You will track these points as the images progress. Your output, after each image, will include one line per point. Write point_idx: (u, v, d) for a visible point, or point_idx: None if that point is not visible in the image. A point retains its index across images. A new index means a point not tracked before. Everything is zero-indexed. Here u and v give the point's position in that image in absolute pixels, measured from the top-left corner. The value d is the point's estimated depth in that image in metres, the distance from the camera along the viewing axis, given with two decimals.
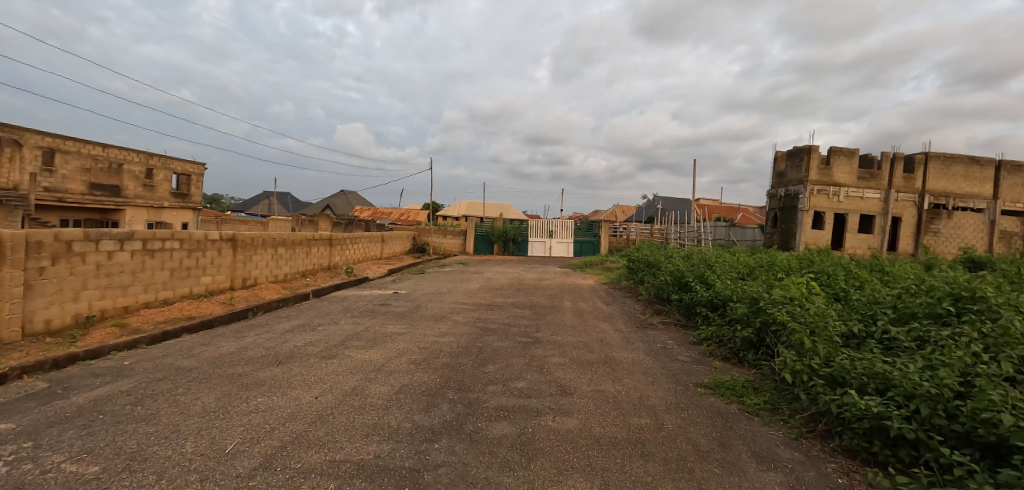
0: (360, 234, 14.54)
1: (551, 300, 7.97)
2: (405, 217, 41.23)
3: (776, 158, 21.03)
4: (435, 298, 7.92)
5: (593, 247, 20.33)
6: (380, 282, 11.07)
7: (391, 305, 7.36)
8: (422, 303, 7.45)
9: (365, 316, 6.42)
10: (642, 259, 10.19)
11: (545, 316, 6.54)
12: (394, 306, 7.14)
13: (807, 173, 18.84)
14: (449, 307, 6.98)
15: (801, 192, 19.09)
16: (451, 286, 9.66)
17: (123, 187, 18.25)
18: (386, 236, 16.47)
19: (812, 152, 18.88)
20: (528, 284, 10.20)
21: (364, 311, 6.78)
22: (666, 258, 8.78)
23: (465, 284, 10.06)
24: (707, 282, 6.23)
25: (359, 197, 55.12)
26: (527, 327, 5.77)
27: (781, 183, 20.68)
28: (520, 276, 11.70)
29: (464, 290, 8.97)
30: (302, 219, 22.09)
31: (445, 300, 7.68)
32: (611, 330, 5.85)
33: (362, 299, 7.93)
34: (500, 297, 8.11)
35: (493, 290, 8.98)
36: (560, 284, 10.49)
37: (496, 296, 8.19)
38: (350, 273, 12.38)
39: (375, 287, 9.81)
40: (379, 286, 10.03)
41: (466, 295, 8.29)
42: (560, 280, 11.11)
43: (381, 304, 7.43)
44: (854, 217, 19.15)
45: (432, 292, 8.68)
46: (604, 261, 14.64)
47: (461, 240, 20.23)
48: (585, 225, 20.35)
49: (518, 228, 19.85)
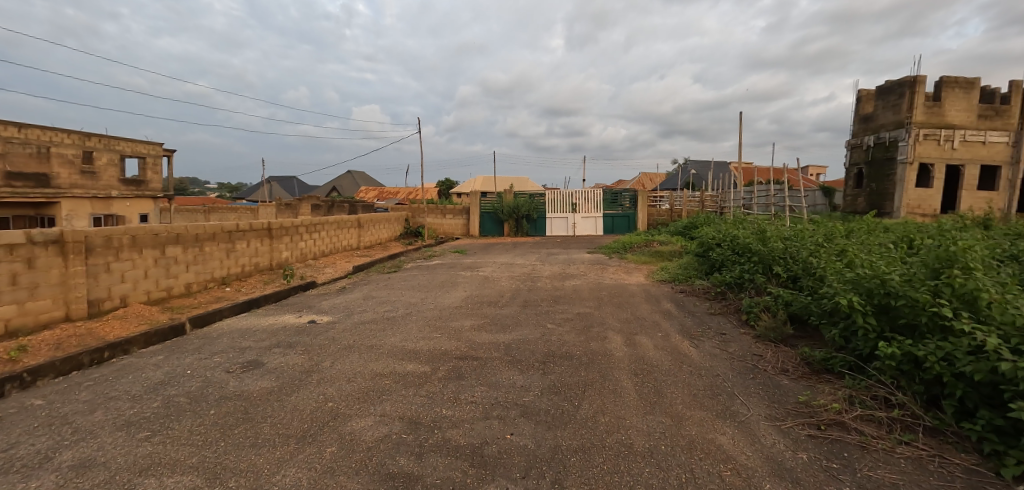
0: (320, 220, 10.84)
1: (583, 334, 4.11)
2: (412, 196, 37.54)
3: (860, 98, 16.13)
4: (359, 339, 4.17)
5: (627, 223, 16.10)
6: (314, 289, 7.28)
7: (254, 365, 3.63)
8: (318, 359, 3.67)
9: (140, 426, 2.71)
10: (728, 242, 6.11)
11: (573, 403, 2.76)
12: (248, 377, 3.38)
13: (913, 113, 13.95)
14: (351, 380, 3.18)
15: (902, 138, 14.19)
16: (410, 299, 5.88)
17: (54, 176, 15.18)
18: (361, 219, 12.81)
19: (916, 85, 13.95)
20: (545, 288, 6.42)
21: (164, 401, 3.06)
22: (792, 246, 4.81)
23: (433, 292, 6.30)
24: (1005, 324, 2.38)
25: (366, 178, 51.96)
26: (522, 481, 2.02)
27: (866, 129, 15.81)
28: (530, 272, 7.77)
29: (427, 311, 5.16)
30: (279, 204, 18.73)
31: (369, 349, 3.89)
32: (766, 476, 2.06)
33: (221, 347, 4.26)
34: (484, 331, 4.30)
35: (479, 310, 5.14)
36: (594, 286, 6.50)
37: (478, 329, 4.38)
38: (290, 274, 8.66)
39: (291, 304, 6.11)
40: (296, 300, 6.31)
41: (420, 328, 4.47)
42: (590, 278, 7.14)
43: (239, 363, 3.71)
44: (972, 170, 14.37)
45: (365, 320, 4.90)
46: (649, 242, 10.48)
47: (464, 220, 16.48)
48: (609, 196, 16.06)
49: (532, 202, 16.00)
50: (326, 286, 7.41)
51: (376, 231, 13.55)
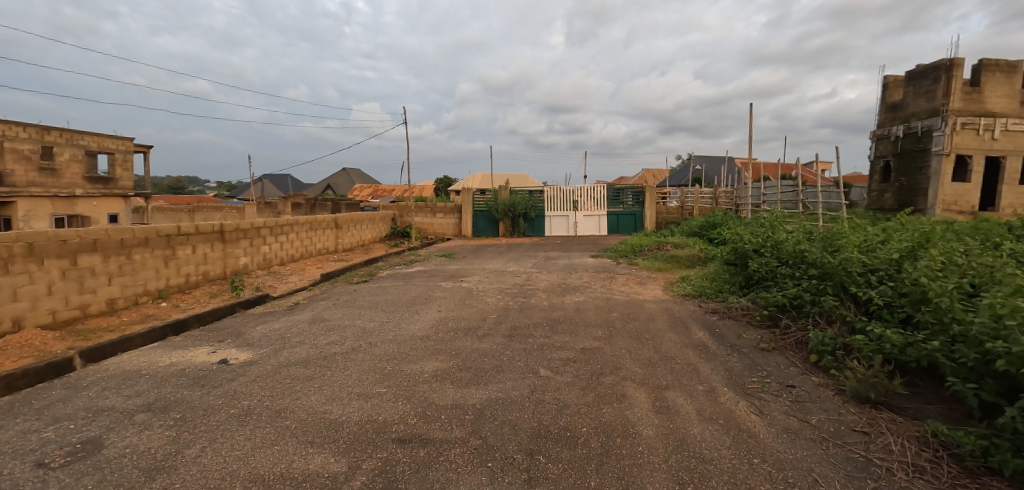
0: (286, 221, 9.54)
1: (590, 391, 2.82)
2: (407, 193, 36.28)
3: (888, 85, 14.76)
4: (265, 400, 2.89)
5: (633, 221, 14.77)
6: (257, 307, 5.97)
7: (85, 454, 2.39)
8: (183, 443, 2.41)
9: None
10: (777, 250, 4.81)
11: None
12: (59, 480, 2.14)
13: (950, 99, 12.55)
14: None
15: (937, 127, 12.75)
16: (364, 324, 4.59)
17: (7, 173, 13.86)
18: (339, 219, 11.52)
19: (954, 68, 12.56)
20: (541, 304, 5.12)
21: None
22: (880, 261, 3.51)
23: (396, 313, 5.00)
24: None
25: (361, 175, 50.65)
26: None
27: (895, 119, 14.43)
28: (523, 283, 6.46)
29: (378, 346, 3.86)
30: (259, 202, 17.43)
31: (268, 419, 2.62)
32: None
33: (72, 410, 2.99)
34: (445, 383, 3.01)
35: (447, 343, 3.84)
36: (600, 301, 5.20)
37: (437, 379, 3.09)
38: (242, 285, 7.35)
39: (216, 330, 4.83)
40: (226, 325, 5.02)
41: (357, 378, 3.17)
42: (595, 291, 5.82)
43: (66, 448, 2.46)
44: (1015, 162, 12.95)
45: (291, 360, 3.60)
46: (661, 243, 9.15)
47: (456, 219, 15.18)
48: (612, 192, 14.75)
49: (529, 199, 14.72)
50: (274, 303, 6.11)
51: (357, 232, 12.27)
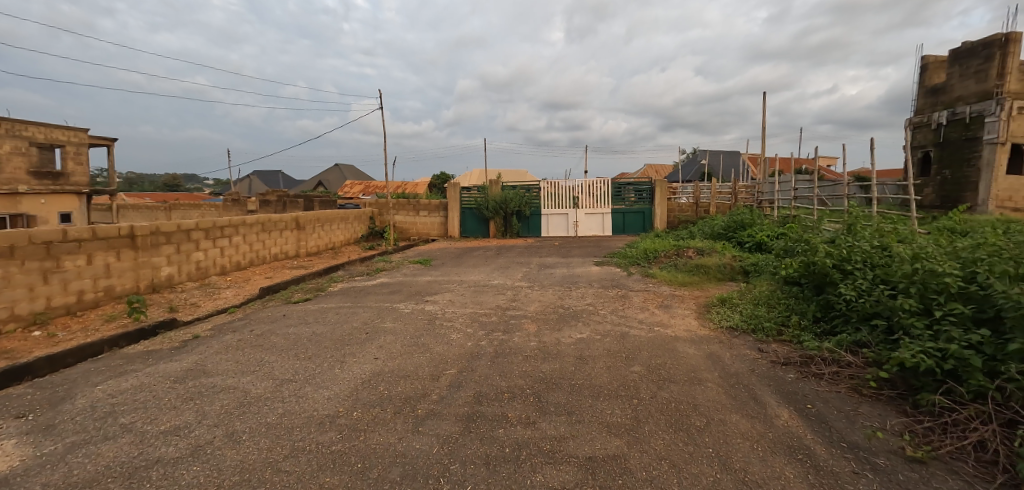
0: (229, 222, 7.94)
1: None
2: (401, 190, 34.68)
3: (927, 67, 13.27)
4: None
5: (641, 220, 13.14)
6: (142, 342, 4.37)
7: None
8: None
9: None
10: (879, 272, 3.24)
11: None
12: None
13: (1005, 80, 10.92)
14: None
15: (989, 112, 11.07)
16: (248, 386, 2.98)
17: None
18: (301, 219, 9.91)
19: (1010, 44, 10.92)
20: (526, 345, 3.53)
21: None
22: None
23: (312, 361, 3.38)
24: None
25: (355, 172, 48.98)
26: None
27: (936, 105, 12.81)
28: (506, 305, 4.84)
29: (234, 445, 2.24)
30: (227, 200, 15.82)
31: None
32: None
33: None
34: None
35: (354, 440, 2.23)
36: (611, 341, 3.58)
37: None
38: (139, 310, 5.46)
39: (39, 392, 3.23)
40: (62, 381, 3.40)
41: None
42: (603, 319, 4.21)
43: None
44: None
45: (64, 486, 2.00)
46: (681, 247, 7.53)
47: (442, 218, 13.58)
48: (616, 188, 13.14)
49: (524, 196, 13.13)
50: (167, 336, 4.52)
51: (323, 233, 10.65)
